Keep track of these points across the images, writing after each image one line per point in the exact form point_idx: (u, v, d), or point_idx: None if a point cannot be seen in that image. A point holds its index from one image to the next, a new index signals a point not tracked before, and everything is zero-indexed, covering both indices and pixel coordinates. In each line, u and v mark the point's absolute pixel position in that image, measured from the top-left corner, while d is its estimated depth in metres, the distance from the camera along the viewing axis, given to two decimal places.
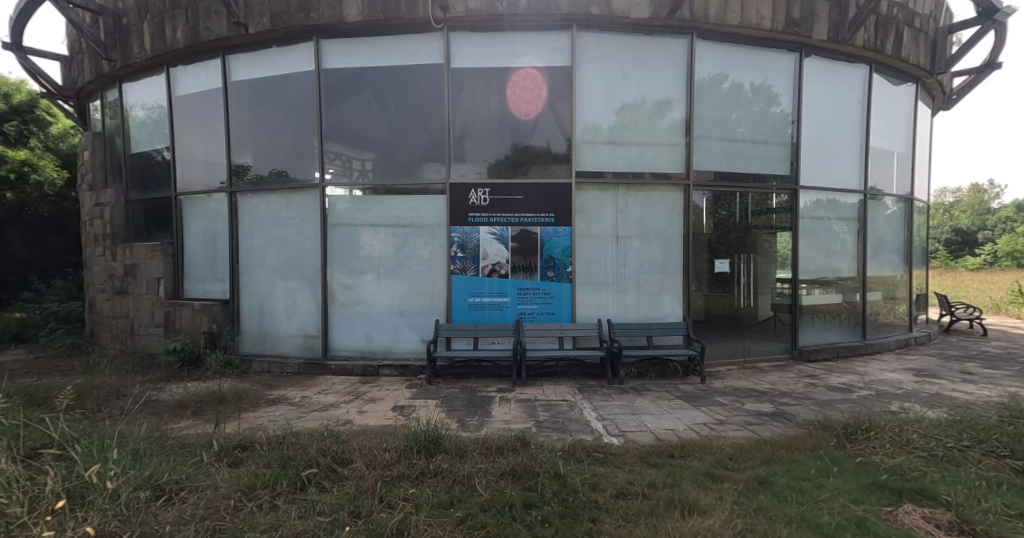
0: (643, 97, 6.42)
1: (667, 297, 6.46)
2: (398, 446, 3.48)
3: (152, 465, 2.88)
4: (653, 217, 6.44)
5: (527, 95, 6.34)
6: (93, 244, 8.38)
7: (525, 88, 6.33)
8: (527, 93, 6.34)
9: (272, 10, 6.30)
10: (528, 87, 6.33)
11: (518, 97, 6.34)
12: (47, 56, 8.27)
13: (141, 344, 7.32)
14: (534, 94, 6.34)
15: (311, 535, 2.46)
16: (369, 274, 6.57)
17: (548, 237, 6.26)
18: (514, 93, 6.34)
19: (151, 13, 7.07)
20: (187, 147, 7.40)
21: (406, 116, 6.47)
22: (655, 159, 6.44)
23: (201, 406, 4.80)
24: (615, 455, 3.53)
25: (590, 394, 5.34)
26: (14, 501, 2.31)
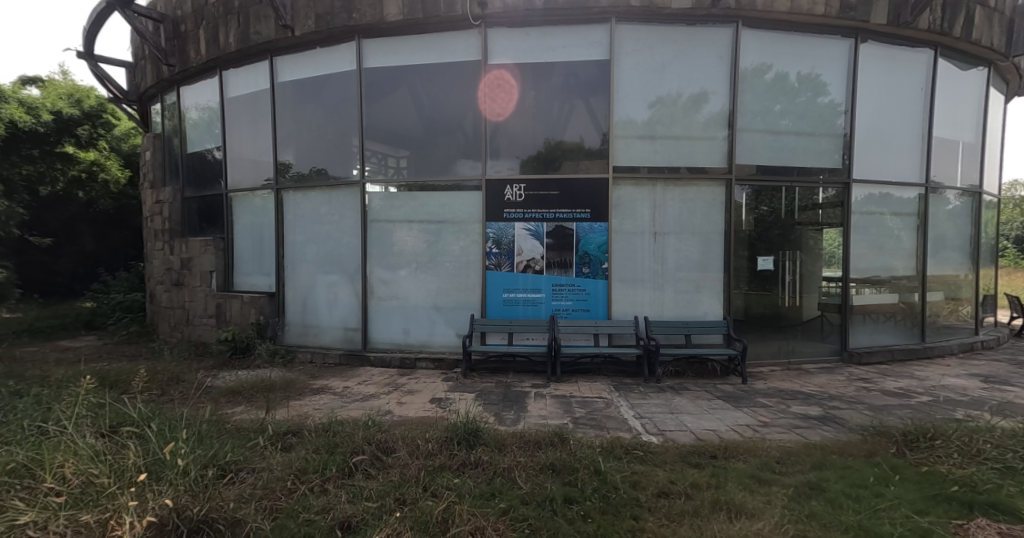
0: (680, 90, 6.25)
1: (706, 295, 6.30)
2: (438, 436, 3.56)
3: (215, 446, 3.06)
4: (691, 213, 6.28)
5: (493, 81, 6.39)
6: (155, 238, 8.99)
7: (489, 89, 6.40)
8: (489, 87, 6.40)
9: (317, 12, 6.49)
10: (491, 91, 6.40)
11: (497, 90, 6.39)
12: (114, 63, 8.83)
13: (195, 333, 7.76)
14: (495, 87, 6.39)
15: (361, 520, 2.56)
16: (405, 269, 6.71)
17: (584, 233, 6.22)
18: (498, 91, 6.39)
19: (205, 19, 7.42)
20: (236, 146, 7.74)
21: (440, 113, 6.55)
22: (692, 153, 6.27)
23: (252, 393, 5.05)
24: (655, 454, 3.48)
25: (626, 392, 5.28)
26: (103, 472, 2.48)
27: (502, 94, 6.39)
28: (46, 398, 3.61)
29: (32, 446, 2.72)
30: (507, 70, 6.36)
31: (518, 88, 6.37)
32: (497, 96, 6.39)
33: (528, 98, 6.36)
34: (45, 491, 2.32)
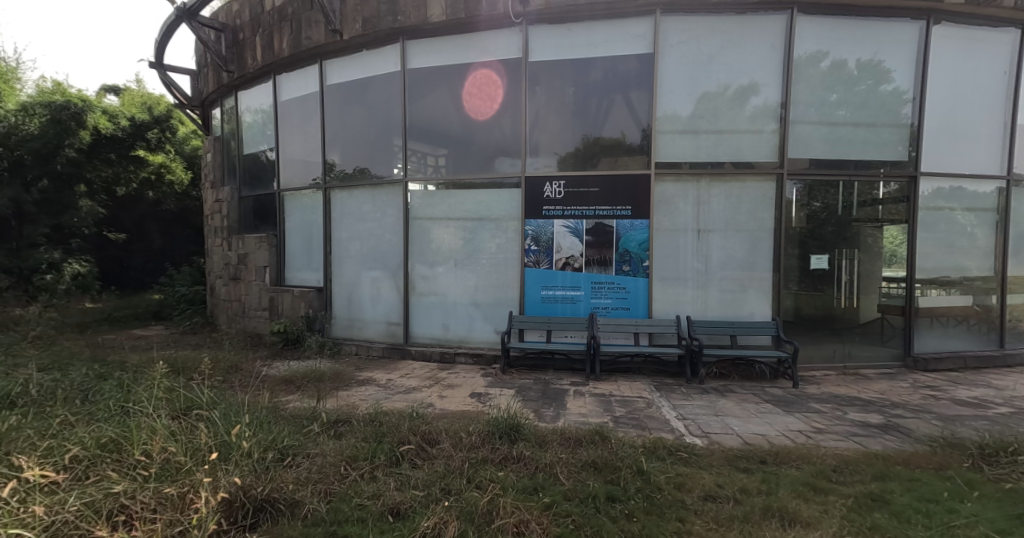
0: (727, 82, 6.04)
1: (753, 295, 6.08)
2: (481, 430, 3.64)
3: (275, 431, 3.25)
4: (738, 209, 6.06)
5: (468, 87, 6.66)
6: (215, 235, 9.58)
7: (474, 98, 6.65)
8: (470, 91, 6.66)
9: (364, 16, 6.70)
10: (479, 95, 6.64)
11: (475, 87, 6.64)
12: (180, 71, 9.43)
13: (251, 324, 8.20)
14: (477, 98, 6.65)
15: (409, 507, 2.65)
16: (445, 265, 6.83)
17: (624, 231, 6.14)
18: (478, 85, 6.64)
19: (262, 27, 7.81)
20: (288, 147, 8.10)
21: (470, 112, 6.67)
22: (738, 147, 6.05)
23: (303, 382, 5.30)
24: (699, 456, 3.41)
25: (668, 393, 5.18)
26: (180, 451, 2.70)
27: (482, 84, 6.62)
28: (127, 381, 3.96)
29: (118, 424, 2.98)
30: (548, 67, 6.35)
31: (558, 85, 6.35)
32: (535, 90, 6.40)
33: (567, 94, 6.33)
34: (134, 465, 2.56)
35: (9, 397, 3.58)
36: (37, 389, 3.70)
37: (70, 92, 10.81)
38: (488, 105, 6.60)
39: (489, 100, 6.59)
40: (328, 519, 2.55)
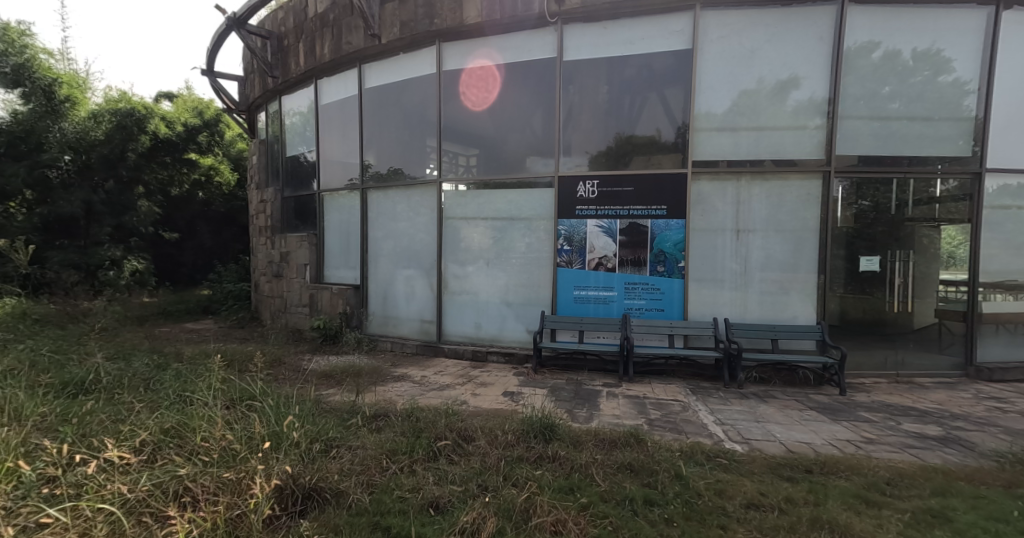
0: (770, 77, 5.84)
1: (796, 297, 5.86)
2: (516, 429, 3.66)
3: (320, 423, 3.39)
4: (780, 209, 5.85)
5: (467, 77, 6.86)
6: (259, 234, 10.01)
7: (474, 89, 6.84)
8: (470, 83, 6.85)
9: (402, 20, 6.85)
10: (477, 85, 6.82)
11: (474, 79, 6.82)
12: (229, 77, 9.88)
13: (292, 320, 8.50)
14: (474, 88, 6.84)
15: (448, 501, 2.70)
16: (477, 265, 6.88)
17: (660, 231, 6.04)
18: (476, 76, 6.81)
19: (305, 33, 8.09)
20: (328, 149, 8.34)
21: (472, 104, 6.85)
22: (781, 144, 5.84)
23: (342, 377, 5.46)
24: (740, 463, 3.32)
25: (705, 396, 5.07)
26: (236, 439, 2.87)
27: (480, 77, 6.80)
28: (184, 371, 4.20)
29: (179, 412, 3.19)
30: (583, 66, 6.31)
31: (592, 83, 6.29)
32: (568, 89, 6.36)
33: (602, 92, 6.27)
34: (196, 449, 2.73)
35: (83, 384, 3.88)
36: (106, 376, 3.99)
37: (134, 99, 11.48)
38: (488, 96, 6.76)
39: (486, 90, 6.77)
40: (371, 509, 2.62)
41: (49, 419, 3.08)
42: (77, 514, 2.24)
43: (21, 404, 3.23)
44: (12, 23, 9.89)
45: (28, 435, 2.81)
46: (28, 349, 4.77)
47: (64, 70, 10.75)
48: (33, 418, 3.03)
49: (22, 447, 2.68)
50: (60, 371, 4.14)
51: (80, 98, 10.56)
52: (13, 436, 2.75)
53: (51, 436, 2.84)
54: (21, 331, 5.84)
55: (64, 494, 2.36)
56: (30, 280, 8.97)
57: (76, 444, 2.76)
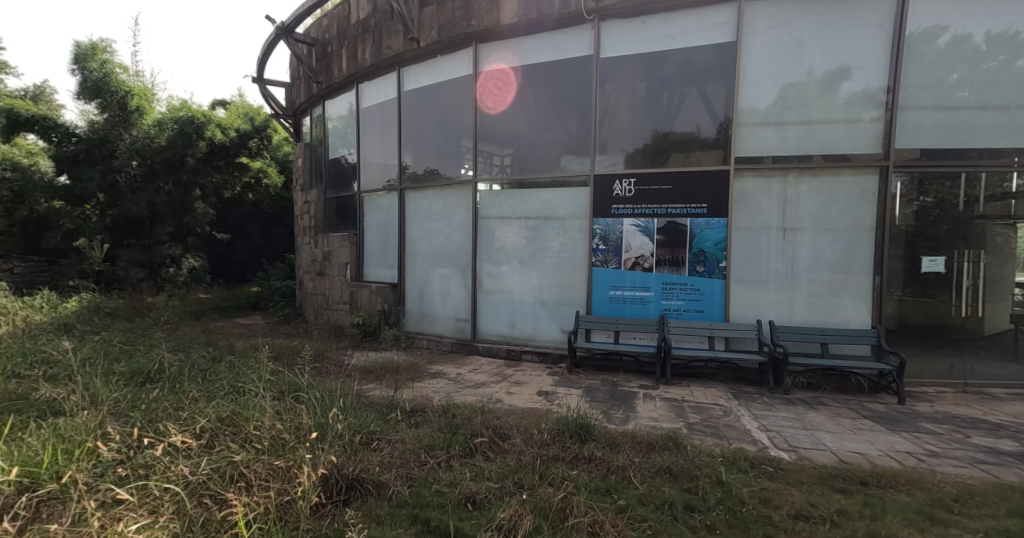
0: (822, 69, 5.57)
1: (847, 299, 5.57)
2: (551, 428, 3.65)
3: (362, 417, 3.50)
4: (830, 207, 5.58)
5: (482, 84, 6.98)
6: (304, 234, 10.41)
7: (494, 94, 6.94)
8: (487, 91, 6.97)
9: (440, 23, 6.95)
10: (495, 89, 6.93)
11: (490, 85, 6.95)
12: (277, 84, 10.30)
13: (333, 317, 8.79)
14: (493, 91, 6.95)
15: (485, 497, 2.73)
16: (512, 264, 6.90)
17: (699, 230, 5.88)
18: (490, 81, 6.95)
19: (348, 39, 8.35)
20: (367, 151, 8.56)
21: (496, 108, 6.93)
22: (832, 138, 5.56)
23: (381, 373, 5.60)
24: (787, 471, 3.19)
25: (747, 401, 4.90)
26: (286, 428, 3.01)
27: (493, 81, 6.93)
28: (237, 364, 4.42)
29: (233, 402, 3.37)
30: (621, 63, 6.21)
31: (629, 80, 6.19)
32: (605, 86, 6.28)
33: (639, 89, 6.16)
34: (249, 436, 2.88)
35: (149, 373, 4.16)
36: (168, 366, 4.26)
37: (193, 107, 12.17)
38: (522, 96, 6.78)
39: (512, 90, 6.84)
40: (411, 502, 2.68)
41: (121, 404, 3.33)
42: (147, 493, 2.43)
43: (97, 391, 3.52)
44: (98, 42, 10.81)
45: (103, 419, 3.05)
46: (101, 339, 5.16)
47: (137, 83, 11.53)
48: (107, 403, 3.28)
49: (98, 430, 2.92)
50: (129, 360, 4.46)
51: (149, 108, 11.19)
52: (91, 419, 3.00)
53: (122, 421, 3.07)
54: (95, 323, 6.35)
55: (136, 474, 2.57)
56: (102, 277, 9.97)
57: (144, 428, 2.97)
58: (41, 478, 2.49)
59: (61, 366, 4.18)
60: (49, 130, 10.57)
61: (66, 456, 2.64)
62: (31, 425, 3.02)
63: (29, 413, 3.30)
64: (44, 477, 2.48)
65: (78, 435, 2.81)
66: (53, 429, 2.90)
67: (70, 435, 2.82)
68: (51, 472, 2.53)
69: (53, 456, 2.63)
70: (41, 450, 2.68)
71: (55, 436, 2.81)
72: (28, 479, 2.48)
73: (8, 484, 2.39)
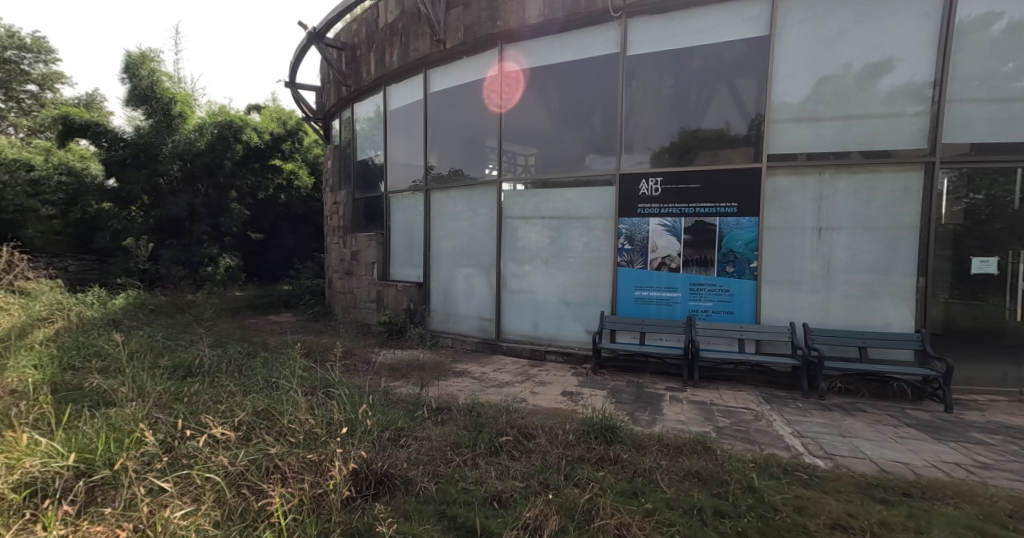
0: (862, 62, 5.36)
1: (887, 301, 5.34)
2: (576, 429, 3.62)
3: (389, 413, 3.54)
4: (869, 205, 5.37)
5: (492, 90, 7.09)
6: (332, 234, 10.63)
7: (506, 92, 7.00)
8: (499, 93, 7.04)
9: (466, 24, 6.98)
10: (504, 86, 7.01)
11: (498, 88, 7.05)
12: (308, 87, 10.54)
13: (361, 315, 8.95)
14: (504, 88, 7.01)
15: (510, 496, 2.72)
16: (536, 263, 6.87)
17: (729, 229, 5.74)
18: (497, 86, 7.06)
19: (376, 42, 8.49)
20: (394, 152, 8.67)
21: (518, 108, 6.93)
22: (872, 134, 5.35)
23: (408, 370, 5.67)
24: (823, 479, 3.08)
25: (780, 406, 4.76)
26: (318, 422, 3.08)
27: (501, 83, 7.04)
28: (270, 360, 4.55)
29: (268, 396, 3.47)
30: (648, 60, 6.12)
31: (656, 77, 6.09)
32: (631, 84, 6.20)
33: (666, 86, 6.05)
34: (284, 430, 2.95)
35: (189, 366, 4.32)
36: (206, 361, 4.41)
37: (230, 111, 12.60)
38: (546, 95, 6.75)
39: (534, 89, 6.83)
40: (438, 498, 2.70)
41: (165, 397, 3.46)
42: (189, 482, 2.52)
43: (142, 383, 3.67)
44: (146, 52, 11.26)
45: (149, 410, 3.18)
46: (146, 333, 5.39)
47: (179, 89, 12.01)
48: (152, 395, 3.42)
49: (145, 420, 3.05)
50: (171, 355, 4.64)
51: (190, 113, 11.53)
52: (138, 410, 3.13)
53: (166, 412, 3.20)
54: (140, 319, 6.63)
55: (179, 464, 2.67)
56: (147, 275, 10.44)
57: (187, 420, 3.09)
58: (95, 465, 2.62)
59: (111, 359, 4.38)
60: (100, 135, 10.97)
61: (117, 444, 2.76)
62: (85, 415, 3.17)
63: (83, 403, 3.48)
64: (98, 464, 2.61)
65: (127, 425, 2.93)
66: (105, 419, 3.03)
67: (120, 424, 2.94)
68: (104, 459, 2.65)
69: (105, 444, 2.75)
70: (94, 438, 2.81)
71: (107, 424, 2.94)
72: (84, 465, 2.61)
73: (66, 469, 2.53)
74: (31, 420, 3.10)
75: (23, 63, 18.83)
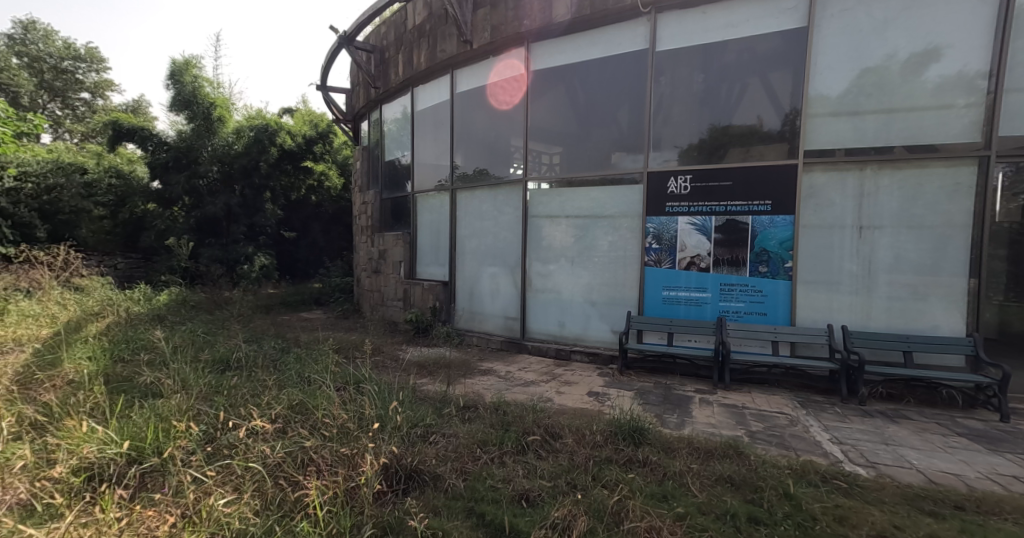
0: (908, 52, 5.10)
1: (935, 304, 5.07)
2: (604, 430, 3.57)
3: (419, 411, 3.57)
4: (915, 202, 5.11)
5: (501, 97, 7.31)
6: (361, 233, 10.82)
7: (513, 88, 7.16)
8: (508, 94, 7.22)
9: (492, 24, 6.99)
10: (508, 87, 7.22)
11: (506, 93, 7.25)
12: (338, 90, 10.75)
13: (388, 312, 9.07)
14: (509, 88, 7.21)
15: (538, 495, 2.70)
16: (562, 262, 6.82)
17: (762, 228, 5.56)
18: (505, 93, 7.28)
19: (404, 44, 8.59)
20: (421, 152, 8.75)
21: (543, 106, 6.89)
22: (919, 128, 5.08)
23: (434, 368, 5.72)
24: (865, 489, 2.94)
25: (817, 411, 4.59)
26: (350, 416, 3.13)
27: (506, 88, 7.26)
28: (303, 356, 4.66)
29: (302, 390, 3.56)
30: (678, 55, 5.98)
31: (686, 73, 5.95)
32: (660, 80, 6.07)
33: (697, 81, 5.90)
34: (319, 423, 3.02)
35: (227, 360, 4.47)
36: (244, 356, 4.56)
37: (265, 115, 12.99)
38: (572, 92, 6.69)
39: (560, 87, 6.77)
40: (466, 495, 2.71)
41: (206, 389, 3.58)
42: (229, 472, 2.60)
43: (186, 376, 3.81)
44: (189, 59, 11.70)
45: (193, 401, 3.30)
46: (188, 328, 5.61)
47: (218, 94, 12.46)
48: (195, 387, 3.55)
49: (190, 411, 3.16)
50: (211, 349, 4.81)
51: (229, 117, 12.01)
52: (183, 402, 3.25)
53: (208, 404, 3.31)
54: (182, 314, 6.91)
55: (222, 453, 2.78)
56: (188, 272, 10.82)
57: (228, 412, 3.20)
58: (145, 453, 2.73)
59: (157, 353, 4.57)
60: (145, 140, 11.46)
61: (165, 434, 2.87)
62: (135, 405, 3.32)
63: (133, 394, 3.64)
64: (148, 452, 2.72)
65: (173, 415, 3.05)
66: (153, 409, 3.15)
67: (167, 415, 3.06)
68: (153, 447, 2.76)
69: (154, 433, 2.86)
70: (144, 427, 2.93)
71: (155, 414, 3.06)
72: (136, 452, 2.73)
73: (120, 455, 2.66)
74: (87, 409, 3.26)
75: (77, 72, 19.93)
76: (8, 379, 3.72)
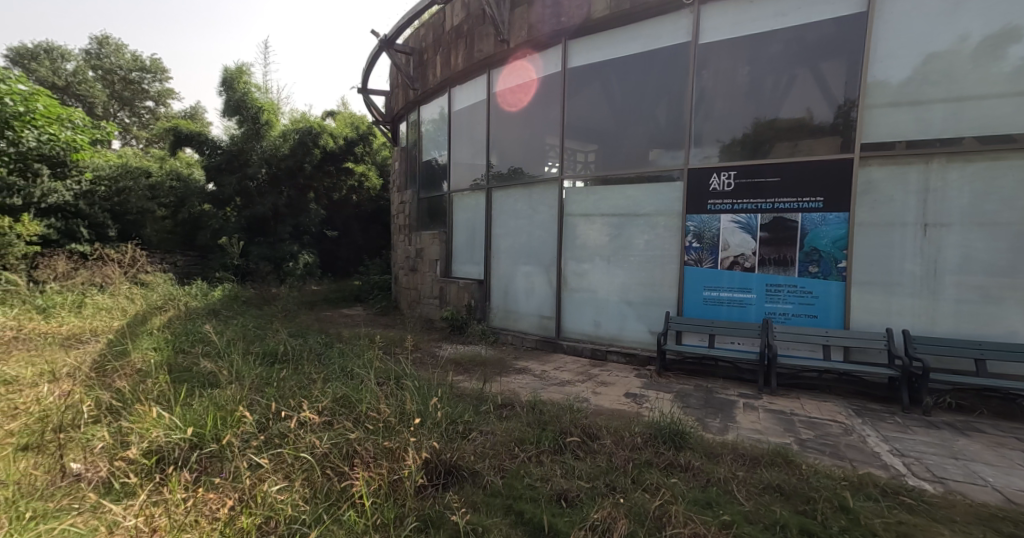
0: (981, 35, 4.69)
1: (1010, 308, 4.65)
2: (644, 433, 3.48)
3: (457, 408, 3.57)
4: (989, 197, 4.70)
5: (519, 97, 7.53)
6: (399, 232, 11.02)
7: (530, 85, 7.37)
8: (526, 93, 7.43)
9: (529, 22, 6.96)
10: (524, 86, 7.45)
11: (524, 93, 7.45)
12: (378, 92, 10.98)
13: (425, 309, 9.19)
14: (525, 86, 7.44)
15: (577, 496, 2.65)
16: (598, 261, 6.70)
17: (813, 226, 5.29)
18: (522, 94, 7.48)
19: (442, 45, 8.69)
20: (456, 152, 8.82)
21: (578, 103, 6.80)
22: (995, 116, 4.66)
23: (470, 366, 5.74)
24: (931, 506, 2.73)
25: (873, 420, 4.31)
26: (392, 411, 3.17)
27: (521, 90, 7.49)
28: (345, 351, 4.78)
29: (345, 384, 3.63)
30: (722, 48, 5.76)
31: (730, 65, 5.73)
32: (702, 73, 5.87)
33: (741, 74, 5.67)
34: (362, 416, 3.08)
35: (275, 353, 4.63)
36: (290, 350, 4.71)
37: (310, 118, 13.44)
38: (609, 88, 6.56)
39: (596, 83, 6.65)
40: (504, 492, 2.69)
41: (258, 380, 3.72)
42: (281, 460, 2.69)
43: (238, 368, 3.98)
44: (241, 66, 12.22)
45: (246, 392, 3.42)
46: (240, 322, 5.86)
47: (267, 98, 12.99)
48: (248, 378, 3.69)
49: (244, 401, 3.28)
50: (260, 343, 5.00)
51: (276, 120, 12.51)
52: (237, 392, 3.38)
53: (259, 395, 3.42)
54: (235, 309, 7.24)
55: (274, 442, 2.86)
56: (239, 269, 11.32)
57: (279, 403, 3.30)
58: (205, 438, 2.86)
59: (212, 345, 4.79)
60: (202, 144, 12.10)
61: (222, 422, 3.00)
62: (194, 394, 3.48)
63: (192, 383, 3.82)
64: (208, 438, 2.85)
65: (229, 404, 3.17)
66: (211, 398, 3.30)
67: (224, 404, 3.19)
68: (212, 434, 2.89)
69: (213, 420, 2.99)
70: (205, 414, 3.07)
71: (213, 403, 3.20)
72: (197, 438, 2.86)
73: (184, 440, 2.80)
74: (154, 396, 3.46)
75: (143, 82, 21.13)
76: (86, 367, 4.00)
